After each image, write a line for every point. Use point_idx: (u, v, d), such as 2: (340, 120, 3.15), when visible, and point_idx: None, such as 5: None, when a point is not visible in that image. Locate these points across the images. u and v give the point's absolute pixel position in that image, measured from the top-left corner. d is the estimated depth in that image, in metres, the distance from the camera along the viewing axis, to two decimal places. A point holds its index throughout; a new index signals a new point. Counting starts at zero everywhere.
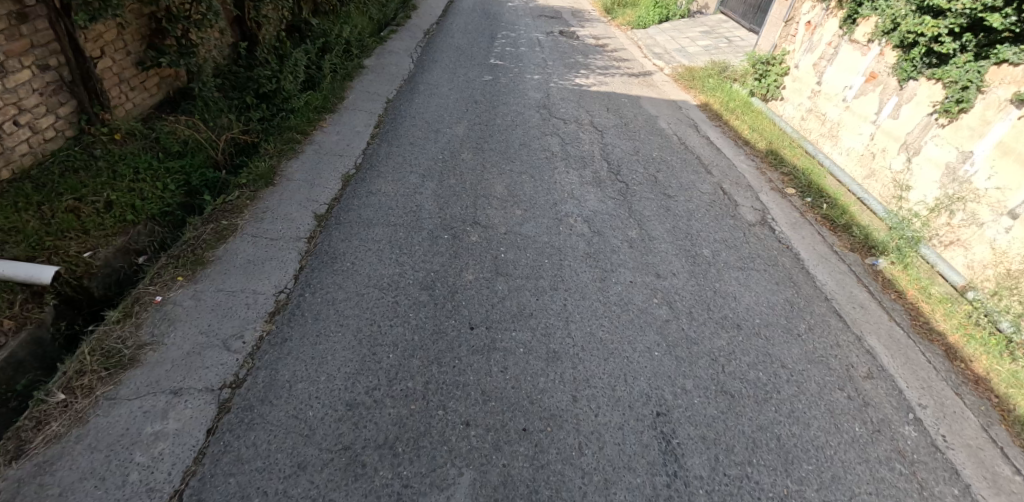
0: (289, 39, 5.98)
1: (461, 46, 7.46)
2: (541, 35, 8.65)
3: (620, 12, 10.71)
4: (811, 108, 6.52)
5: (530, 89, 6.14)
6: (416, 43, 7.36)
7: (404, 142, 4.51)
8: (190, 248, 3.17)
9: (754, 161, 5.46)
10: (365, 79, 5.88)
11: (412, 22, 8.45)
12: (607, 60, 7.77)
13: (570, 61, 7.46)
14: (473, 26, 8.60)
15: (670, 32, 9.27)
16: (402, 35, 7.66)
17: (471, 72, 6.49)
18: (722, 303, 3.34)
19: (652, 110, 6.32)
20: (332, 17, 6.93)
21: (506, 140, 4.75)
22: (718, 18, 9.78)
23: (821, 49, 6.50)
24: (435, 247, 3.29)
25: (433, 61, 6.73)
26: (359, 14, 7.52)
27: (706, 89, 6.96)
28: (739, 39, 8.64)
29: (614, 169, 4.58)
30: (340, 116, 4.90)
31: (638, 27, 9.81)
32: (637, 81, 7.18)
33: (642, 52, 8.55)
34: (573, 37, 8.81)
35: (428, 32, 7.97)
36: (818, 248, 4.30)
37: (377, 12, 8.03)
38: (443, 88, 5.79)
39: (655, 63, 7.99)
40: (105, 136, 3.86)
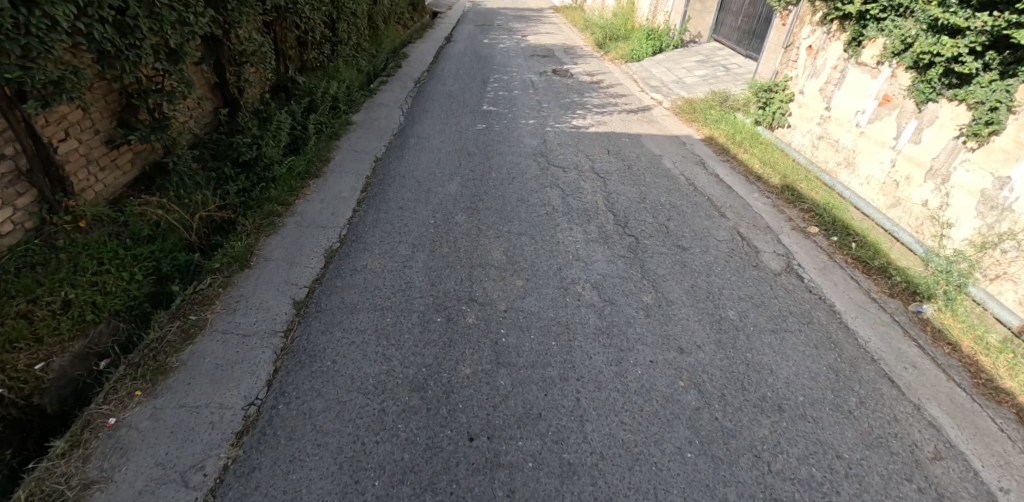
0: (273, 101, 5.77)
1: (452, 93, 7.26)
2: (534, 76, 8.47)
3: (613, 46, 10.60)
4: (822, 135, 6.16)
5: (525, 135, 5.87)
6: (406, 94, 7.17)
7: (393, 207, 4.19)
8: (152, 352, 2.80)
9: (770, 198, 5.08)
10: (353, 136, 5.63)
11: (403, 72, 8.31)
12: (605, 97, 7.53)
13: (566, 101, 7.24)
14: (465, 71, 8.44)
15: (666, 64, 9.07)
16: (392, 86, 7.48)
17: (463, 121, 6.24)
18: (757, 380, 2.94)
19: (654, 148, 5.99)
20: (318, 74, 6.77)
21: (503, 196, 4.43)
22: (713, 47, 9.59)
23: (826, 73, 6.16)
24: (427, 334, 2.92)
25: (423, 112, 6.50)
26: (347, 68, 7.36)
27: (708, 122, 6.64)
28: (737, 66, 8.40)
29: (623, 221, 4.24)
30: (325, 181, 4.60)
31: (632, 60, 9.64)
32: (637, 118, 6.89)
33: (639, 86, 8.33)
34: (567, 76, 8.63)
35: (419, 81, 7.81)
36: (853, 298, 3.86)
37: (366, 64, 7.89)
38: (435, 141, 5.53)
39: (653, 97, 7.73)
40: (68, 225, 3.50)
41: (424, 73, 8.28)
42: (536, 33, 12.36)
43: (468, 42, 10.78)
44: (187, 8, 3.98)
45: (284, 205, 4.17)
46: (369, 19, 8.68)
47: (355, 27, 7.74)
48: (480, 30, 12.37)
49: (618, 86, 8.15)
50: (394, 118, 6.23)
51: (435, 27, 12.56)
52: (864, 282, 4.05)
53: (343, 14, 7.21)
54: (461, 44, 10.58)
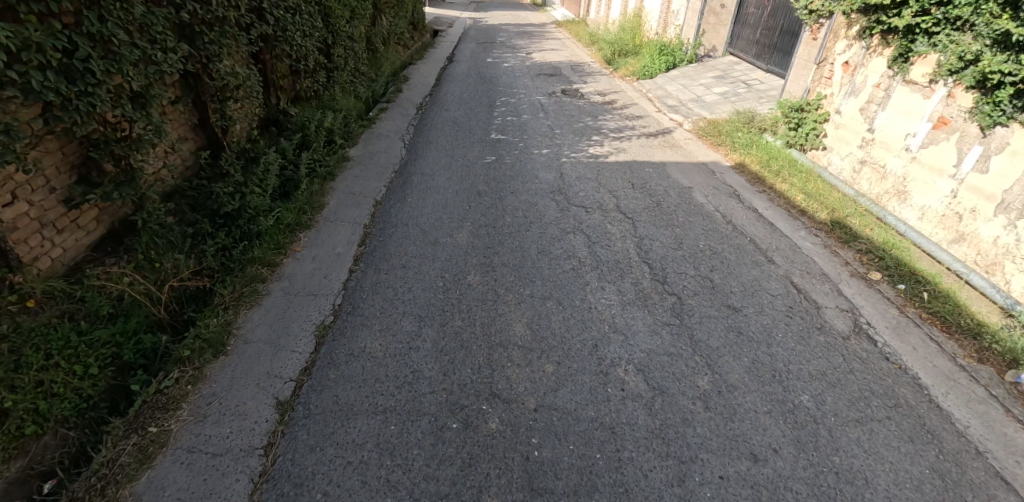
0: (262, 137, 5.25)
1: (457, 120, 6.75)
2: (543, 97, 7.96)
3: (622, 62, 10.11)
4: (864, 159, 5.58)
5: (540, 168, 5.33)
6: (408, 122, 6.64)
7: (395, 265, 3.63)
8: (98, 484, 2.23)
9: (818, 237, 4.51)
10: (350, 174, 5.09)
11: (403, 96, 7.81)
12: (621, 121, 7.00)
13: (579, 126, 6.71)
14: (469, 95, 7.94)
15: (682, 81, 8.55)
16: (392, 114, 6.97)
17: (470, 153, 5.70)
18: (853, 497, 2.35)
19: (681, 178, 5.43)
20: (312, 104, 6.26)
21: (521, 245, 3.86)
22: (730, 61, 9.07)
23: (867, 91, 5.58)
24: (440, 449, 2.35)
25: (426, 143, 5.97)
26: (344, 96, 6.87)
27: (736, 146, 6.09)
28: (760, 82, 7.86)
29: (661, 274, 3.68)
30: (317, 233, 4.05)
31: (644, 77, 9.14)
32: (658, 143, 6.35)
33: (655, 105, 7.81)
34: (577, 96, 8.14)
35: (420, 107, 7.30)
36: (937, 366, 3.26)
37: (364, 90, 7.39)
38: (440, 179, 4.98)
39: (672, 119, 7.20)
40: (13, 305, 2.84)
41: (426, 97, 7.78)
42: (541, 50, 11.90)
43: (471, 62, 10.32)
44: (153, 44, 3.45)
45: (270, 267, 3.63)
46: (366, 42, 8.21)
47: (351, 51, 7.25)
48: (483, 48, 11.95)
49: (633, 107, 7.63)
50: (395, 152, 5.69)
51: (437, 47, 12.13)
52: (944, 344, 3.45)
53: (339, 38, 6.73)
54: (464, 64, 10.12)
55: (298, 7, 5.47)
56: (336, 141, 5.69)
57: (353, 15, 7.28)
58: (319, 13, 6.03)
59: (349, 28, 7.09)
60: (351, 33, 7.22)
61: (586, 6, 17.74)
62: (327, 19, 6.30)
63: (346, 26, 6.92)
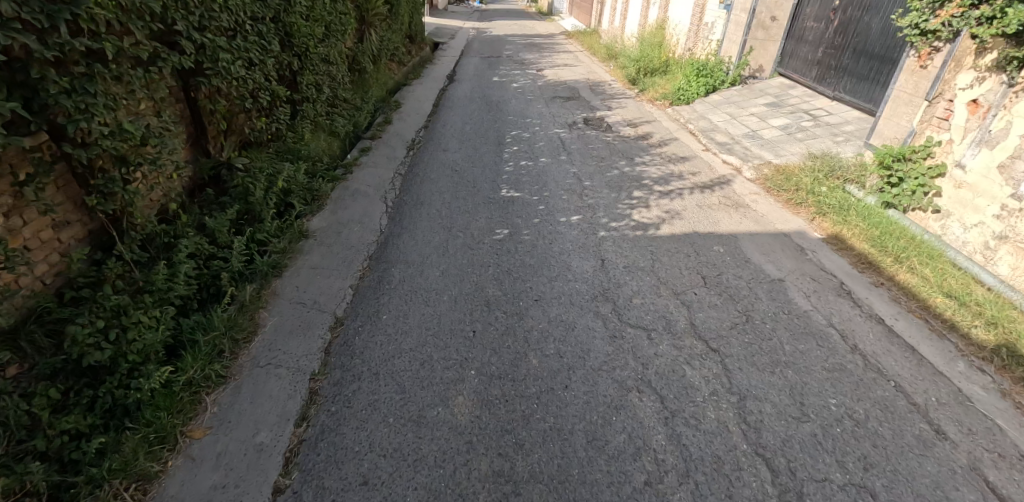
0: (190, 209, 3.80)
1: (457, 165, 5.26)
2: (563, 131, 6.48)
3: (649, 83, 8.67)
4: (1004, 235, 3.90)
5: (572, 246, 3.81)
6: (392, 168, 5.15)
7: (349, 479, 2.15)
8: None
9: (989, 377, 3.05)
10: (305, 263, 3.60)
11: (391, 129, 6.33)
12: (664, 166, 5.53)
13: (613, 174, 5.20)
14: (474, 127, 6.45)
15: (728, 108, 7.06)
16: (374, 155, 5.48)
17: (473, 220, 4.17)
18: None
19: (764, 261, 3.95)
20: (269, 152, 4.80)
21: (558, 427, 2.38)
22: (782, 84, 7.56)
23: (1007, 143, 3.97)
24: None
25: (412, 202, 4.43)
26: (313, 136, 5.39)
27: (825, 208, 4.61)
28: (830, 114, 6.37)
29: (793, 489, 2.24)
30: (234, 393, 2.60)
31: (679, 101, 7.68)
32: (718, 199, 4.86)
33: (700, 140, 6.34)
34: (603, 128, 6.69)
35: (412, 144, 5.82)
36: None
37: (340, 124, 5.89)
38: (432, 271, 3.47)
39: (726, 161, 5.72)
40: None
41: (418, 131, 6.29)
42: (554, 66, 10.43)
43: (474, 82, 8.86)
44: None
45: (143, 484, 2.20)
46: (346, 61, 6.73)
47: (324, 77, 5.77)
48: (488, 63, 10.54)
49: (675, 145, 6.16)
50: (375, 217, 4.19)
51: (435, 62, 10.68)
52: None
53: (307, 62, 5.26)
54: (467, 85, 8.69)
55: (240, 26, 4.00)
56: (293, 205, 4.21)
57: (328, 30, 5.79)
58: (276, 31, 4.54)
59: (323, 48, 5.62)
60: (325, 54, 5.73)
61: (598, 15, 16.26)
62: (291, 37, 4.81)
63: (317, 44, 5.42)
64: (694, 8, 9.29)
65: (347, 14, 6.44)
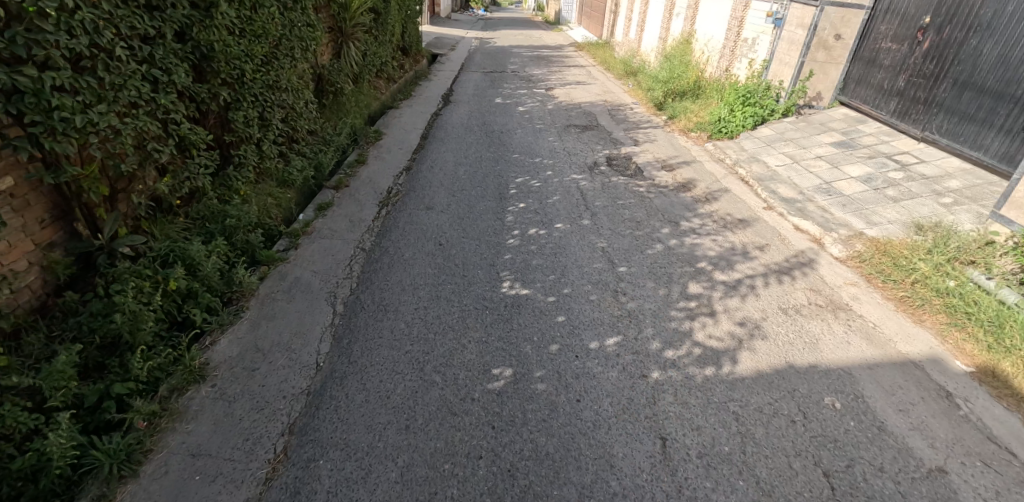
0: (26, 339, 2.48)
1: (442, 231, 3.85)
2: (582, 175, 5.08)
3: (679, 109, 7.31)
4: None
5: (611, 408, 2.42)
6: (352, 239, 3.74)
7: None
8: None
9: None
10: (183, 442, 2.24)
11: (363, 173, 4.95)
12: (721, 235, 4.14)
13: (654, 248, 3.81)
14: (469, 170, 5.04)
15: (786, 147, 5.67)
16: (331, 216, 4.08)
17: (456, 343, 2.76)
18: None
19: (903, 426, 2.59)
20: (180, 222, 3.45)
21: None
22: (848, 117, 6.16)
23: None
24: None
25: (370, 308, 3.03)
26: (251, 191, 4.02)
27: (964, 320, 3.25)
28: (923, 163, 4.99)
29: None
30: None
31: (719, 135, 6.32)
32: (804, 295, 3.48)
33: (756, 191, 4.95)
34: (631, 172, 5.31)
35: (387, 196, 4.43)
36: None
37: (292, 171, 4.52)
38: (384, 474, 2.09)
39: (800, 227, 4.34)
40: None
41: (396, 175, 4.89)
42: (565, 85, 9.05)
43: (472, 105, 7.48)
44: None
45: None
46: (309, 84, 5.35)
47: (273, 108, 4.39)
48: (489, 79, 9.20)
49: (728, 199, 4.78)
50: (312, 341, 2.80)
51: (431, 77, 9.33)
52: None
53: (243, 94, 3.89)
54: (464, 108, 7.33)
55: (108, 50, 2.62)
56: (188, 317, 2.82)
57: (281, 48, 4.41)
58: (185, 54, 3.17)
59: (272, 72, 4.25)
60: (274, 79, 4.34)
61: (610, 27, 14.92)
62: (213, 63, 3.44)
63: (260, 68, 4.06)
64: (731, 23, 7.92)
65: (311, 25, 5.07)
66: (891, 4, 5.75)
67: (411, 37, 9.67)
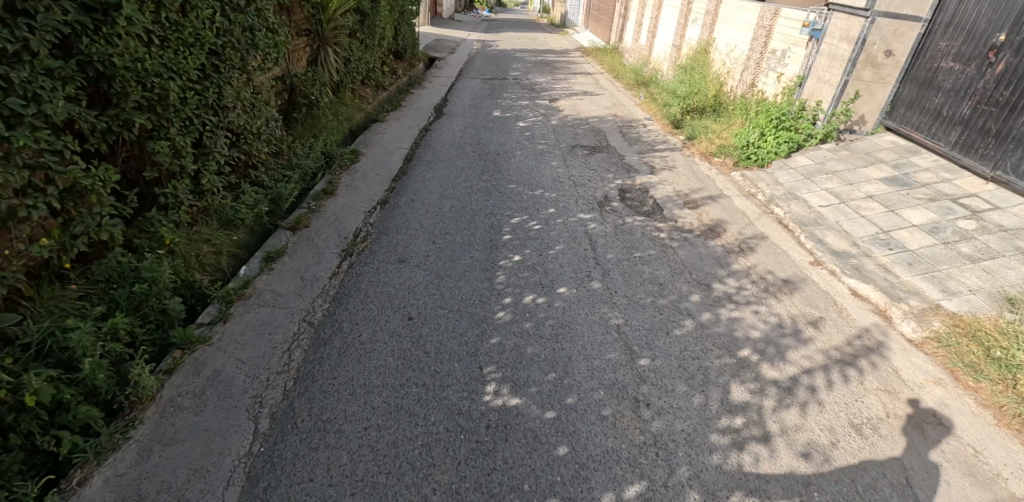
0: None
1: (412, 299, 3.03)
2: (591, 213, 4.26)
3: (699, 128, 6.50)
4: None
5: None
6: (298, 308, 2.94)
7: None
8: None
9: None
10: None
11: (329, 206, 4.14)
12: (764, 304, 3.34)
13: (683, 325, 3.01)
14: (457, 203, 4.21)
15: (829, 182, 4.86)
16: (279, 271, 3.28)
17: (413, 494, 1.99)
18: None
19: None
20: (72, 290, 2.68)
21: None
22: (897, 147, 5.34)
23: None
24: None
25: (304, 429, 2.25)
26: (179, 238, 3.24)
27: None
28: (998, 210, 4.18)
29: None
30: None
31: (747, 161, 5.51)
32: (879, 402, 2.70)
33: (799, 239, 4.15)
34: (649, 207, 4.50)
35: (351, 241, 3.63)
36: None
37: (238, 208, 3.73)
38: None
39: (858, 293, 3.55)
40: None
41: (368, 210, 4.08)
42: (571, 96, 8.23)
43: (467, 119, 6.67)
44: None
45: None
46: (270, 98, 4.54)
47: (217, 133, 3.59)
48: (489, 88, 8.39)
49: (767, 251, 3.97)
50: (216, 486, 2.03)
51: (425, 84, 8.52)
52: None
53: (171, 119, 3.10)
54: (458, 122, 6.52)
55: None
56: (51, 442, 2.03)
57: (229, 58, 3.60)
58: (68, 73, 2.38)
59: (213, 89, 3.44)
60: (218, 97, 3.53)
61: (619, 31, 14.08)
62: (116, 82, 2.64)
63: (195, 84, 3.25)
64: (758, 33, 7.09)
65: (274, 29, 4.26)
66: (954, 16, 4.91)
67: (405, 40, 8.87)
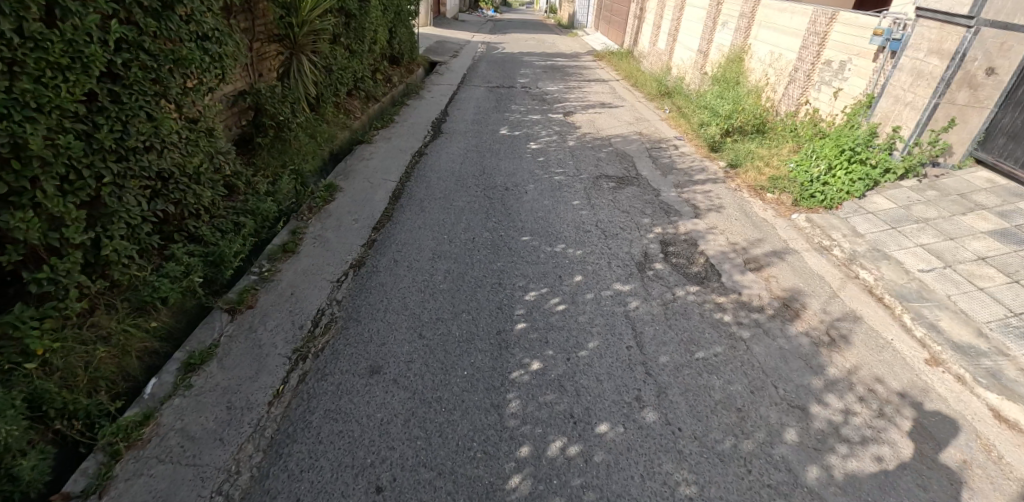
0: None
1: (383, 448, 2.08)
2: (628, 279, 3.25)
3: (742, 153, 5.50)
4: None
5: None
6: (214, 469, 2.03)
7: None
8: None
9: None
10: None
11: (286, 272, 3.16)
12: (886, 443, 2.35)
13: (784, 492, 2.04)
14: (453, 266, 3.22)
15: (923, 234, 3.86)
16: (200, 392, 2.35)
17: None
18: None
19: None
20: None
21: None
22: (998, 187, 4.32)
23: None
24: None
25: None
26: (61, 342, 2.34)
27: None
28: None
29: None
30: None
31: (809, 201, 4.52)
32: None
33: (900, 321, 3.18)
34: (701, 268, 3.51)
35: (308, 336, 2.67)
36: None
37: (160, 283, 2.81)
38: None
39: (1003, 419, 2.56)
40: None
41: (334, 279, 3.09)
42: (588, 109, 7.23)
43: (469, 139, 5.67)
44: None
45: None
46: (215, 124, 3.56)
47: (126, 186, 2.65)
48: (495, 99, 7.39)
49: (865, 342, 2.99)
50: None
51: (423, 93, 7.52)
52: None
53: (38, 176, 2.16)
54: (459, 143, 5.51)
55: None
56: None
57: (143, 80, 2.63)
58: None
59: (113, 126, 2.49)
60: (124, 135, 2.57)
61: (634, 34, 13.02)
62: None
63: (79, 123, 2.31)
64: (808, 40, 6.06)
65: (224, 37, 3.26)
66: None
67: (402, 44, 7.87)
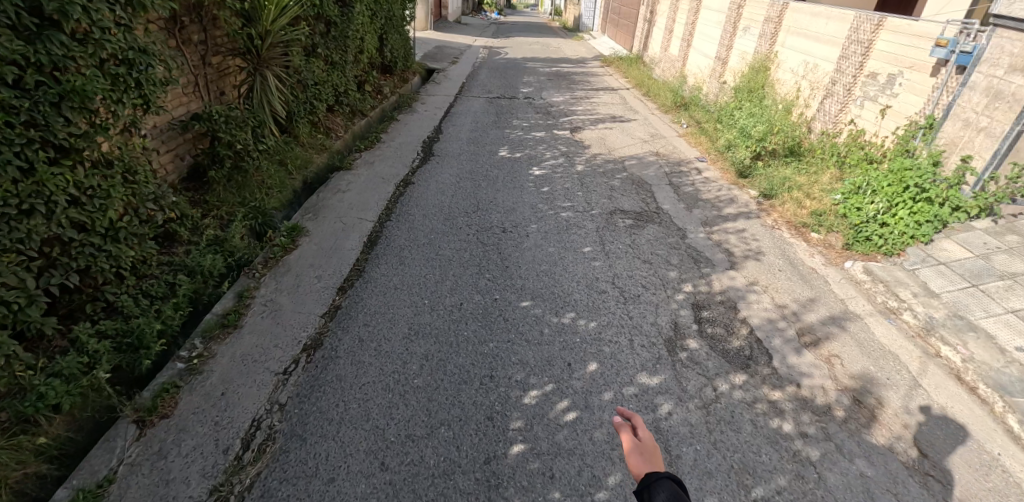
0: None
1: None
2: (657, 366, 2.56)
3: (776, 180, 4.79)
4: None
5: None
6: None
7: None
8: None
9: None
10: None
11: (221, 359, 2.48)
12: None
13: None
14: (432, 350, 2.53)
15: (1014, 297, 3.14)
16: None
17: None
18: None
19: None
20: None
21: None
22: None
23: None
24: None
25: None
26: None
27: None
28: None
29: None
30: None
31: (863, 245, 3.81)
32: None
33: (1001, 427, 2.50)
34: (744, 345, 2.82)
35: (235, 466, 2.00)
36: None
37: (50, 385, 2.14)
38: None
39: None
40: None
41: (279, 370, 2.41)
42: (597, 124, 6.52)
43: (463, 162, 4.98)
44: None
45: None
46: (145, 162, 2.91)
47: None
48: (494, 112, 6.69)
49: (968, 461, 2.31)
50: None
51: (416, 106, 6.82)
52: None
53: None
54: (451, 168, 4.83)
55: None
56: None
57: (8, 125, 1.96)
58: None
59: None
60: None
61: (644, 38, 12.29)
62: None
63: None
64: (849, 49, 5.32)
65: (154, 59, 2.59)
66: None
67: (395, 51, 7.18)
